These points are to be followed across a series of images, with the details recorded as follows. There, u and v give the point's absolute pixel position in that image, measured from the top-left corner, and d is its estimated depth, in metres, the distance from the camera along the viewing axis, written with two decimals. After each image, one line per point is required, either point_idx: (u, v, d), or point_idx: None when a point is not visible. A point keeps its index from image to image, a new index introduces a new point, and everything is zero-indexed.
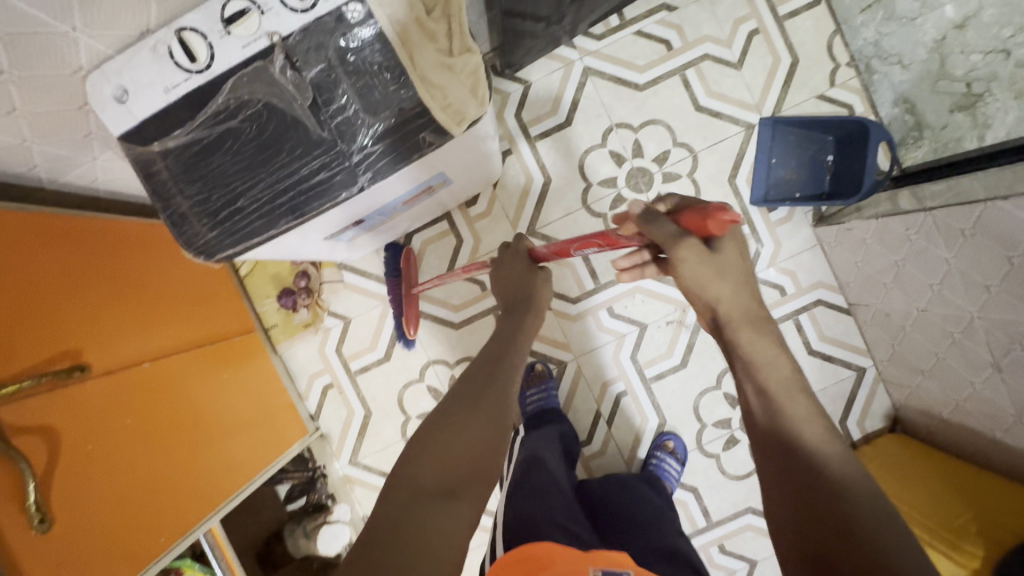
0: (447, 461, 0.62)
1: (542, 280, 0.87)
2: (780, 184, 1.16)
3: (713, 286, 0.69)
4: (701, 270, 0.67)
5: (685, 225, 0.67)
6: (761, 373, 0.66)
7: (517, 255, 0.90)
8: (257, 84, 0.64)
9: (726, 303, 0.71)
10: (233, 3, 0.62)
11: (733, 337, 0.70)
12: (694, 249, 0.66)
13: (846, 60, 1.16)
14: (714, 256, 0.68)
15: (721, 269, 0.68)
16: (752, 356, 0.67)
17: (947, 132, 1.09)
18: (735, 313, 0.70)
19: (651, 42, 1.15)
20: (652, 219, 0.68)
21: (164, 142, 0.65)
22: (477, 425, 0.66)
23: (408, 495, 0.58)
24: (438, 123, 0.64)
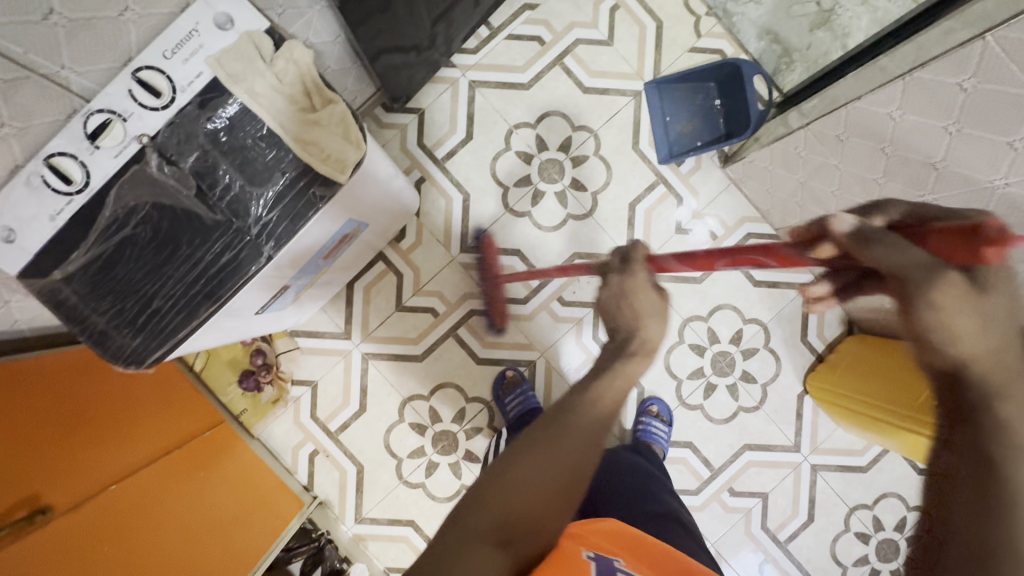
0: (510, 503, 0.47)
1: (654, 306, 0.62)
2: (681, 138, 1.21)
3: (975, 344, 0.44)
4: (957, 315, 0.44)
5: (932, 251, 0.46)
6: (1004, 456, 0.40)
7: (630, 276, 0.63)
8: (138, 188, 0.65)
9: (977, 358, 0.43)
10: (93, 118, 0.63)
11: (975, 394, 0.43)
12: (955, 287, 0.44)
13: (705, 11, 1.22)
14: (981, 301, 0.44)
15: (988, 315, 0.44)
16: (993, 428, 0.41)
17: (813, 50, 1.18)
18: (997, 376, 0.43)
19: (524, 42, 1.20)
20: (874, 242, 0.48)
21: (64, 268, 0.66)
22: (543, 475, 0.49)
23: (458, 539, 0.45)
24: (323, 176, 0.66)
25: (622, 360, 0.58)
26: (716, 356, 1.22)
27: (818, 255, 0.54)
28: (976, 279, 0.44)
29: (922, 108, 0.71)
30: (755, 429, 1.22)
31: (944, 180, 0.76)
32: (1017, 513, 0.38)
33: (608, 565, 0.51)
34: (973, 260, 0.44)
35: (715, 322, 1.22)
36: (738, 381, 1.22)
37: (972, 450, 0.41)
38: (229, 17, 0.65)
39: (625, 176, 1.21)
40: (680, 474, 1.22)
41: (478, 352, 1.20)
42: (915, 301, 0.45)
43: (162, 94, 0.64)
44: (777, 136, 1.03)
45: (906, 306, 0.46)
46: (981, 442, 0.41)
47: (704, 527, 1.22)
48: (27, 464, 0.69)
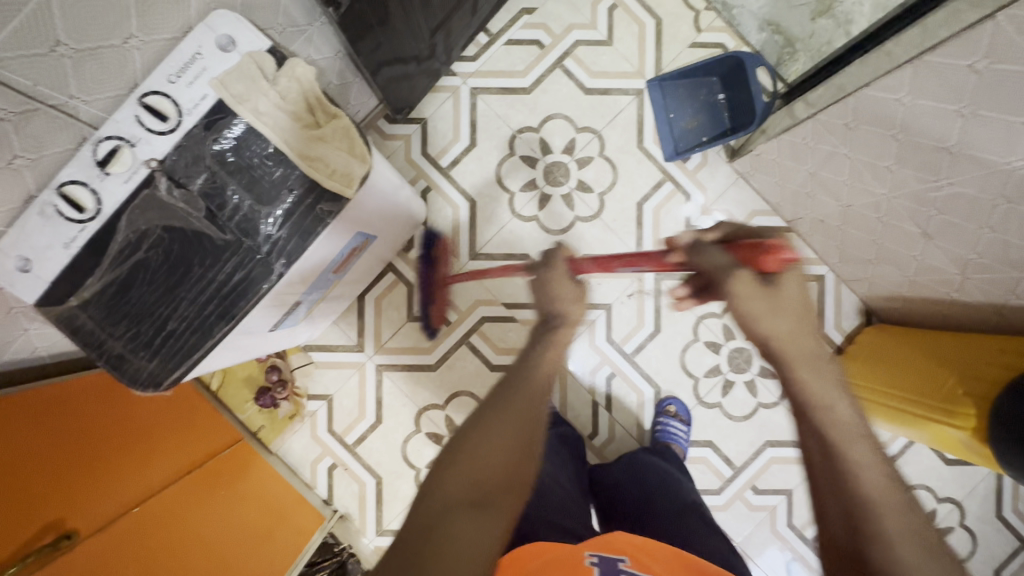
0: (478, 470, 0.52)
1: (575, 297, 0.70)
2: (686, 134, 1.20)
3: (772, 324, 0.56)
4: (756, 304, 0.56)
5: (740, 257, 0.59)
6: (826, 419, 0.51)
7: (550, 269, 0.72)
8: (149, 212, 0.65)
9: (781, 336, 0.56)
10: (102, 145, 0.64)
11: (788, 371, 0.55)
12: (749, 282, 0.56)
13: (704, 5, 1.21)
14: (774, 292, 0.57)
15: (783, 305, 0.57)
16: (806, 398, 0.53)
17: (816, 39, 1.17)
18: (794, 349, 0.56)
19: (524, 46, 1.20)
20: (701, 250, 0.61)
21: (80, 294, 0.66)
22: (498, 434, 0.54)
23: (438, 507, 0.49)
24: (331, 191, 0.66)
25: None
26: (733, 352, 1.21)
27: (673, 257, 0.67)
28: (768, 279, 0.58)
29: (933, 92, 0.69)
30: (776, 425, 1.20)
31: (960, 163, 0.74)
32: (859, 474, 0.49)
33: (610, 567, 0.56)
34: (762, 267, 0.57)
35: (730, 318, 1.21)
36: (756, 377, 1.20)
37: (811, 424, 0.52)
38: (231, 38, 0.65)
39: (632, 175, 1.20)
40: (702, 474, 1.20)
41: (491, 359, 1.20)
42: (730, 295, 0.57)
43: (168, 118, 0.65)
44: (784, 126, 1.02)
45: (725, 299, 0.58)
46: (807, 411, 0.53)
47: (729, 528, 1.20)
48: (51, 488, 0.70)
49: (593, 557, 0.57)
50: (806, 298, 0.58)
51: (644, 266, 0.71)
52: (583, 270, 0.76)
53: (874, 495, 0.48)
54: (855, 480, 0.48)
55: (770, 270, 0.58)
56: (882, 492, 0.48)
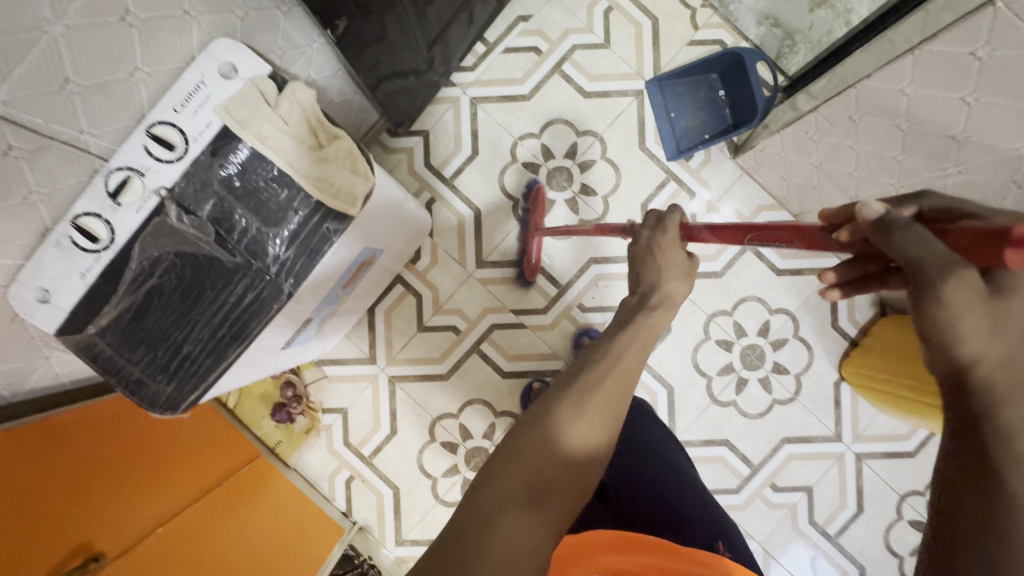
0: (535, 471, 0.45)
1: (681, 265, 0.66)
2: (688, 133, 1.19)
3: (991, 350, 0.37)
4: (972, 320, 0.38)
5: (961, 245, 0.38)
6: (1011, 481, 0.33)
7: (661, 233, 0.68)
8: (160, 239, 0.67)
9: (1007, 361, 0.37)
10: (113, 176, 0.66)
11: (999, 405, 0.36)
12: (972, 286, 0.38)
13: (700, 3, 1.20)
14: (1002, 302, 0.38)
15: (1010, 321, 0.37)
16: (1008, 447, 0.34)
17: (816, 30, 1.18)
18: (1019, 381, 0.36)
19: (521, 54, 1.21)
20: (896, 229, 0.40)
21: (98, 322, 0.68)
22: (559, 442, 0.47)
23: (490, 505, 0.42)
24: (335, 210, 0.68)
25: (640, 316, 0.61)
26: (745, 350, 1.19)
27: (839, 239, 0.48)
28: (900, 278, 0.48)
29: (934, 82, 0.68)
30: (793, 421, 1.19)
31: (968, 151, 0.73)
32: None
33: None
34: (1002, 264, 0.36)
35: (740, 316, 1.20)
36: (770, 373, 1.19)
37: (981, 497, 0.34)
38: (233, 66, 0.67)
39: (635, 177, 1.20)
40: (719, 473, 1.19)
41: (503, 366, 1.20)
42: (925, 306, 0.39)
43: (175, 147, 0.66)
44: (786, 121, 1.02)
45: (915, 308, 0.40)
46: (990, 491, 0.34)
47: (749, 526, 1.19)
48: (49, 518, 0.69)
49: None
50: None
51: (787, 241, 0.56)
52: (700, 238, 0.68)
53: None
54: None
55: (1013, 268, 0.36)
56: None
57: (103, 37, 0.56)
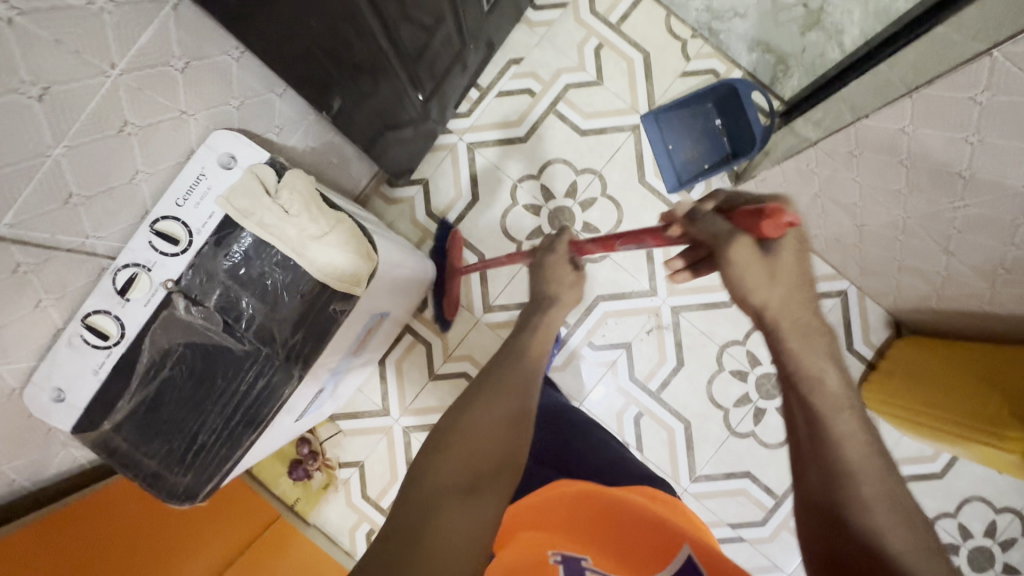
0: (471, 455, 0.51)
1: (572, 282, 0.74)
2: (687, 164, 1.19)
3: (772, 292, 0.53)
4: (753, 271, 0.53)
5: (741, 224, 0.55)
6: (810, 390, 0.49)
7: (552, 251, 0.77)
8: (169, 332, 0.68)
9: (778, 308, 0.53)
10: (120, 274, 0.66)
11: (786, 343, 0.51)
12: (747, 248, 0.53)
13: (690, 33, 1.20)
14: (773, 261, 0.53)
15: (778, 273, 0.53)
16: (795, 368, 0.50)
17: (810, 52, 1.18)
18: (788, 317, 0.52)
19: (515, 96, 1.21)
20: (699, 219, 0.58)
21: (113, 417, 0.68)
22: (488, 421, 0.55)
23: (427, 491, 0.48)
24: (341, 292, 0.68)
25: (539, 316, 0.70)
26: (761, 379, 1.18)
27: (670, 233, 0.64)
28: (767, 247, 0.54)
29: (936, 124, 0.68)
30: None
31: (974, 187, 0.72)
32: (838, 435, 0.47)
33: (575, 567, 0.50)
34: (755, 234, 0.54)
35: (753, 344, 1.18)
36: None
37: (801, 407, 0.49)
38: (231, 155, 0.67)
39: (637, 211, 1.20)
40: (743, 505, 1.17)
41: None
42: (721, 262, 0.54)
43: (179, 241, 0.67)
44: (787, 152, 1.01)
45: (719, 266, 0.55)
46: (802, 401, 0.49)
47: (778, 558, 1.17)
48: None
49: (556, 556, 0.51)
50: (804, 268, 0.55)
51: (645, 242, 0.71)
52: (587, 251, 0.80)
53: (855, 458, 0.45)
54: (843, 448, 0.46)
55: (769, 237, 0.53)
56: (866, 458, 0.46)
57: (103, 149, 0.56)
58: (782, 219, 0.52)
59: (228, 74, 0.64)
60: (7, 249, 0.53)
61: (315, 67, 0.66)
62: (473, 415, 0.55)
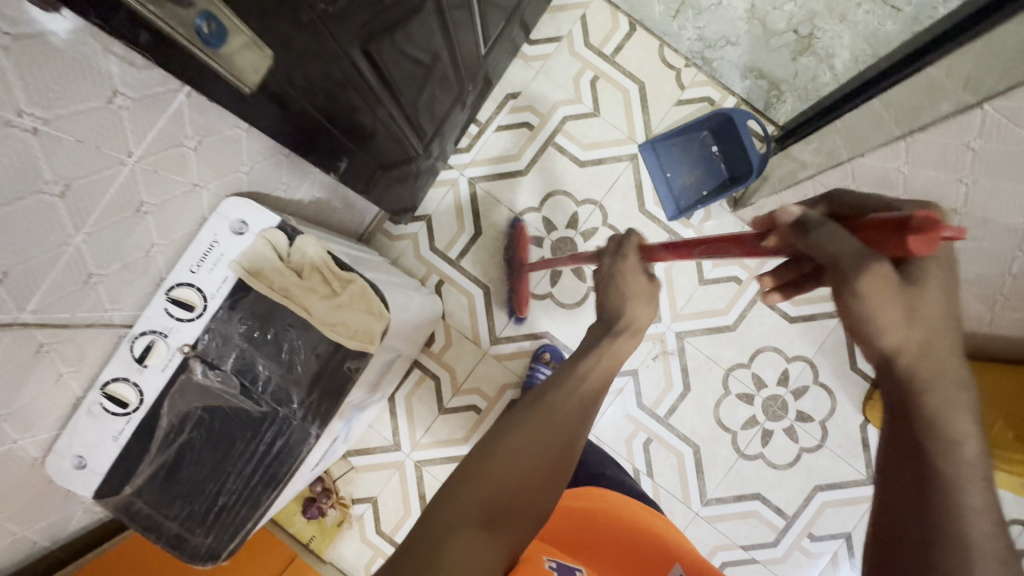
0: (501, 485, 0.45)
1: (646, 294, 0.61)
2: (686, 191, 1.20)
3: (906, 333, 0.42)
4: (888, 310, 0.42)
5: (873, 241, 0.42)
6: (938, 454, 0.39)
7: (621, 259, 0.62)
8: (187, 396, 0.69)
9: (913, 350, 0.42)
10: (137, 342, 0.68)
11: (918, 384, 0.41)
12: (883, 278, 0.42)
13: (684, 63, 1.22)
14: (913, 294, 0.42)
15: (919, 310, 0.42)
16: (928, 411, 0.40)
17: (801, 77, 1.20)
18: (929, 368, 0.42)
19: (514, 130, 1.23)
20: (811, 232, 0.44)
21: (134, 481, 0.69)
22: (525, 453, 0.47)
23: (449, 517, 0.42)
24: (355, 350, 0.69)
25: (606, 341, 0.58)
26: (767, 401, 1.19)
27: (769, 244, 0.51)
28: (904, 273, 0.43)
29: (931, 164, 0.69)
30: (823, 468, 1.18)
31: (971, 223, 0.74)
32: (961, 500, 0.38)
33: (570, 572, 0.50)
34: (899, 252, 0.40)
35: (759, 367, 1.20)
36: (795, 422, 1.19)
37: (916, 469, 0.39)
38: (243, 220, 0.69)
39: None
40: (755, 527, 1.18)
41: None
42: (851, 295, 0.43)
43: (194, 307, 0.68)
44: (785, 184, 1.03)
45: (840, 301, 0.44)
46: (915, 454, 0.40)
47: None
48: None
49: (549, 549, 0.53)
50: (951, 302, 0.43)
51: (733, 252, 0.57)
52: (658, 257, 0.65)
53: (979, 541, 0.36)
54: (960, 520, 0.37)
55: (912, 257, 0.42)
56: (996, 543, 0.36)
57: (121, 229, 0.58)
58: (943, 235, 0.38)
59: (238, 144, 0.66)
60: (30, 333, 0.55)
61: (325, 138, 0.68)
62: (522, 451, 0.47)
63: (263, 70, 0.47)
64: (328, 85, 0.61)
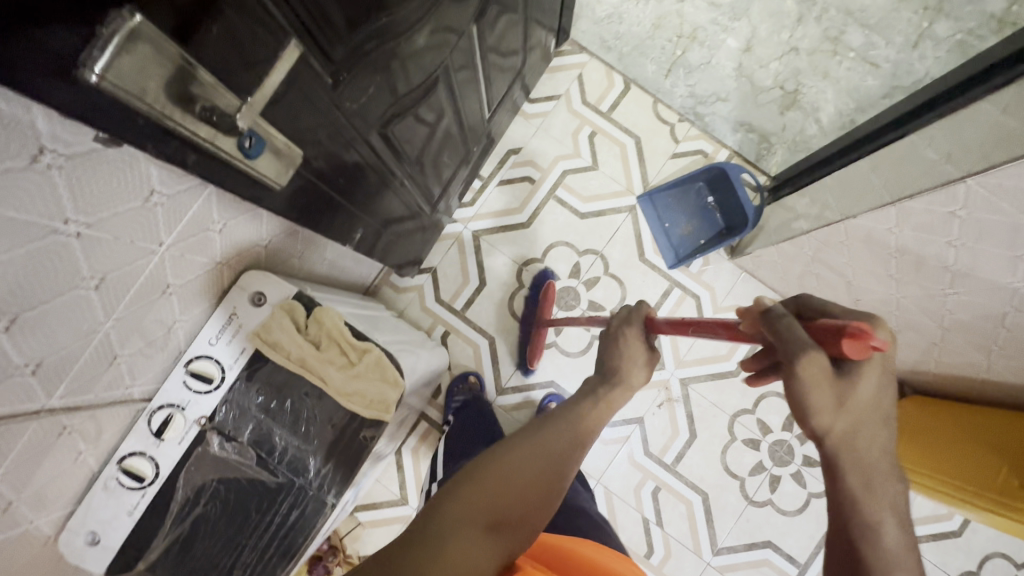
0: (498, 497, 0.50)
1: (643, 362, 0.65)
2: (684, 240, 1.25)
3: (834, 420, 0.44)
4: (817, 393, 0.44)
5: (815, 336, 0.46)
6: (867, 551, 0.41)
7: (627, 324, 0.66)
8: (203, 469, 0.69)
9: (842, 433, 0.44)
10: (155, 416, 0.69)
11: (848, 475, 0.44)
12: (820, 365, 0.44)
13: (677, 118, 1.28)
14: (845, 384, 0.44)
15: (848, 400, 0.44)
16: (853, 511, 0.43)
17: (791, 128, 1.26)
18: (851, 451, 0.44)
19: (516, 184, 1.27)
20: (776, 317, 0.48)
21: (147, 556, 0.69)
22: (524, 471, 0.53)
23: (448, 518, 0.48)
24: (371, 418, 0.70)
25: (601, 388, 0.62)
26: (773, 446, 1.20)
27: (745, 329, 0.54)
28: (842, 369, 0.45)
29: (923, 227, 0.74)
30: None
31: (964, 280, 0.77)
32: None
33: None
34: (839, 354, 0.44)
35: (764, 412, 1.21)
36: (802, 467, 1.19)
37: (848, 563, 0.42)
38: (261, 292, 0.71)
39: (640, 287, 1.24)
40: None
41: None
42: (787, 384, 0.45)
43: (213, 378, 0.69)
44: (783, 236, 1.07)
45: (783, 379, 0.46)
46: (853, 545, 0.42)
47: None
48: None
49: None
50: (884, 402, 0.46)
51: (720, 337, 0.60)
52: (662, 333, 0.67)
53: None
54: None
55: (851, 358, 0.44)
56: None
57: (147, 309, 0.60)
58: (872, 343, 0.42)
59: (259, 221, 0.69)
60: (57, 418, 0.56)
61: (342, 213, 0.71)
62: (518, 461, 0.53)
63: (286, 168, 0.49)
64: (346, 167, 0.64)
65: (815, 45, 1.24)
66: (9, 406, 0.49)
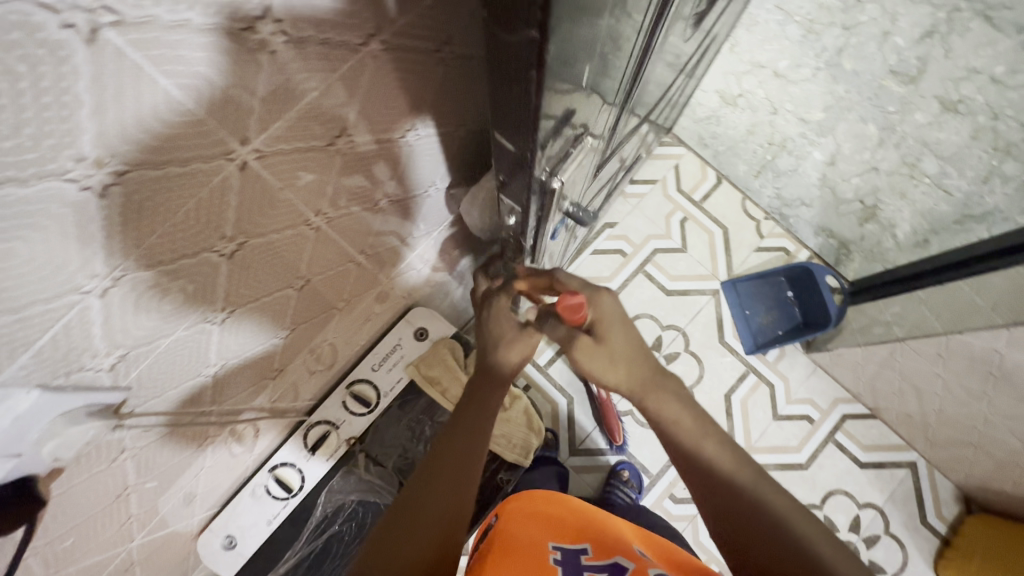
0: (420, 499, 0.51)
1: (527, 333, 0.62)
2: (763, 329, 1.31)
3: (617, 370, 0.60)
4: (597, 361, 0.60)
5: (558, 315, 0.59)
6: (673, 436, 0.58)
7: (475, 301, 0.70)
8: (347, 487, 0.73)
9: (629, 378, 0.60)
10: (312, 430, 0.73)
11: (643, 402, 0.60)
12: (586, 341, 0.59)
13: (763, 215, 1.41)
14: (606, 342, 0.59)
15: (615, 349, 0.59)
16: (655, 418, 0.59)
17: (868, 240, 1.30)
18: (637, 383, 0.60)
19: (608, 255, 1.35)
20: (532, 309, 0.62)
21: (276, 569, 0.70)
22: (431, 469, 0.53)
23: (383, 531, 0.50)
24: None
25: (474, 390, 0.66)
26: None
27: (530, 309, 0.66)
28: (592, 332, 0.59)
29: None
30: None
31: None
32: (698, 448, 0.56)
33: (573, 561, 0.61)
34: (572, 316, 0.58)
35: (831, 509, 1.23)
36: None
37: (673, 452, 0.58)
38: (425, 329, 0.78)
39: (717, 367, 1.30)
40: None
41: None
42: (574, 357, 0.61)
43: (370, 402, 0.75)
44: (870, 338, 1.14)
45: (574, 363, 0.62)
46: (669, 439, 0.58)
47: None
48: None
49: (558, 551, 0.63)
50: (630, 335, 0.60)
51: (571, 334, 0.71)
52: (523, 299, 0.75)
53: (726, 478, 0.54)
54: (708, 470, 0.55)
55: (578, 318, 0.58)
56: (736, 469, 0.55)
57: (348, 326, 0.71)
58: (574, 301, 0.57)
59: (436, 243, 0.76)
60: (255, 421, 0.67)
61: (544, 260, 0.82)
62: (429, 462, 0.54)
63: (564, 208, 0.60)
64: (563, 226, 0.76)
65: (893, 168, 1.13)
66: (256, 402, 0.64)
